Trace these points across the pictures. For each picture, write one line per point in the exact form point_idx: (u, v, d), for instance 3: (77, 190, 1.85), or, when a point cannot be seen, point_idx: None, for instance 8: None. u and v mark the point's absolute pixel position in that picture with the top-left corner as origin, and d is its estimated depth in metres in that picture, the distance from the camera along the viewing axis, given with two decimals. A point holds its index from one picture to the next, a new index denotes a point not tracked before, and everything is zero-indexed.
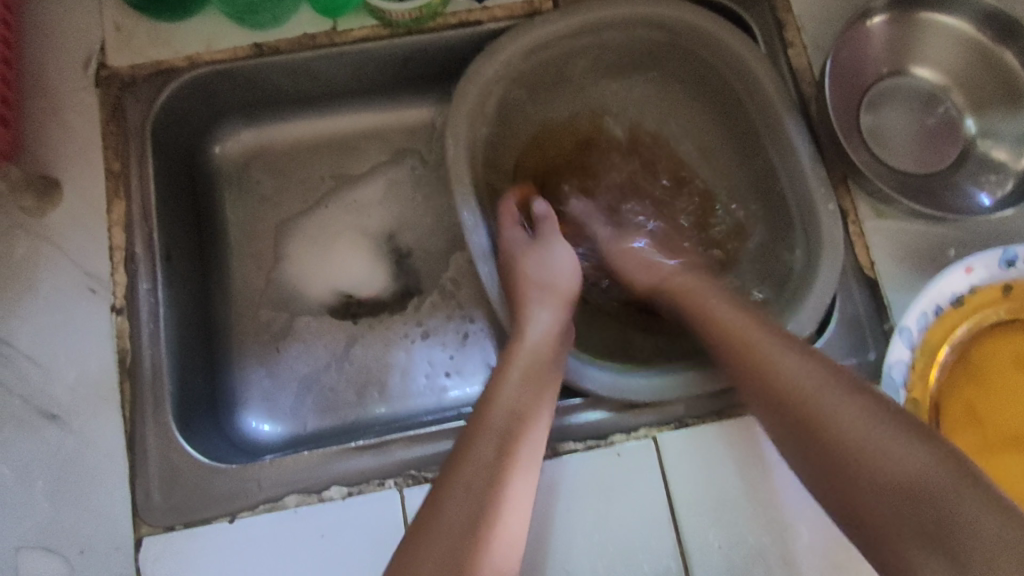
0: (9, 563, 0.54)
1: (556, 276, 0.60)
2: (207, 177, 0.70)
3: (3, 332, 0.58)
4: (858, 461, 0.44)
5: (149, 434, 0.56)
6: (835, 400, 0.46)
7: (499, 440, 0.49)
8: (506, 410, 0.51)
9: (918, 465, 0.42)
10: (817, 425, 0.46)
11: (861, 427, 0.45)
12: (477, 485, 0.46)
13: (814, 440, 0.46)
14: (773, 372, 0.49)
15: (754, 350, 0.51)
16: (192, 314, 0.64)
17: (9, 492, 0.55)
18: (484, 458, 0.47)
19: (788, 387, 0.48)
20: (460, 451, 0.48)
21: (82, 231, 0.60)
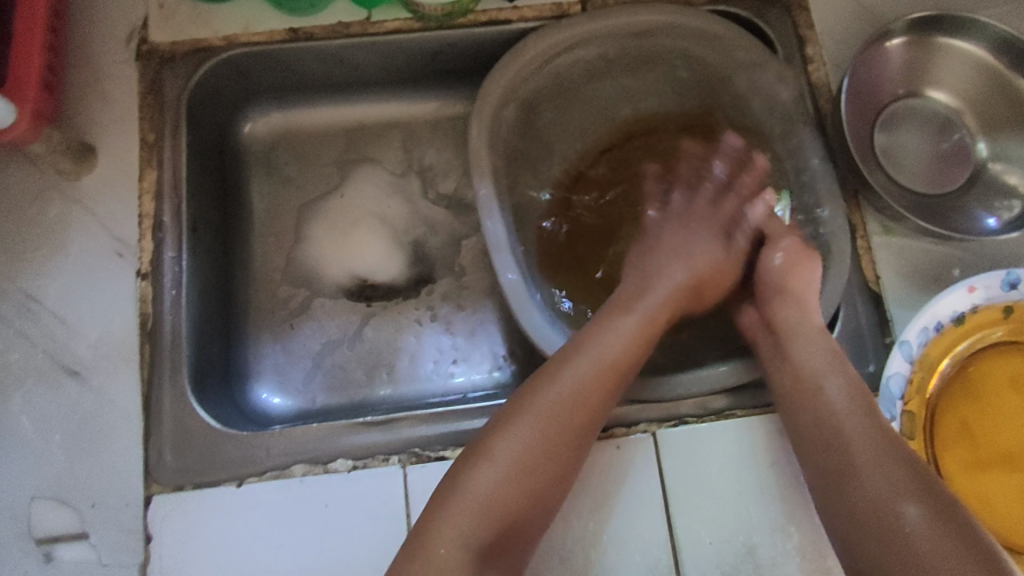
0: (23, 511, 0.56)
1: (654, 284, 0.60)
2: (237, 155, 0.72)
3: (32, 289, 0.60)
4: (865, 478, 0.48)
5: (165, 396, 0.58)
6: (864, 422, 0.50)
7: (549, 430, 0.50)
8: (572, 391, 0.52)
9: (883, 482, 0.47)
10: (840, 439, 0.50)
11: (878, 450, 0.49)
12: (512, 467, 0.49)
13: (828, 448, 0.51)
14: (820, 387, 0.53)
15: (810, 360, 0.54)
16: (214, 285, 0.66)
17: (28, 443, 0.57)
18: (532, 434, 0.50)
19: (825, 406, 0.52)
20: (507, 424, 0.51)
21: (114, 197, 0.62)
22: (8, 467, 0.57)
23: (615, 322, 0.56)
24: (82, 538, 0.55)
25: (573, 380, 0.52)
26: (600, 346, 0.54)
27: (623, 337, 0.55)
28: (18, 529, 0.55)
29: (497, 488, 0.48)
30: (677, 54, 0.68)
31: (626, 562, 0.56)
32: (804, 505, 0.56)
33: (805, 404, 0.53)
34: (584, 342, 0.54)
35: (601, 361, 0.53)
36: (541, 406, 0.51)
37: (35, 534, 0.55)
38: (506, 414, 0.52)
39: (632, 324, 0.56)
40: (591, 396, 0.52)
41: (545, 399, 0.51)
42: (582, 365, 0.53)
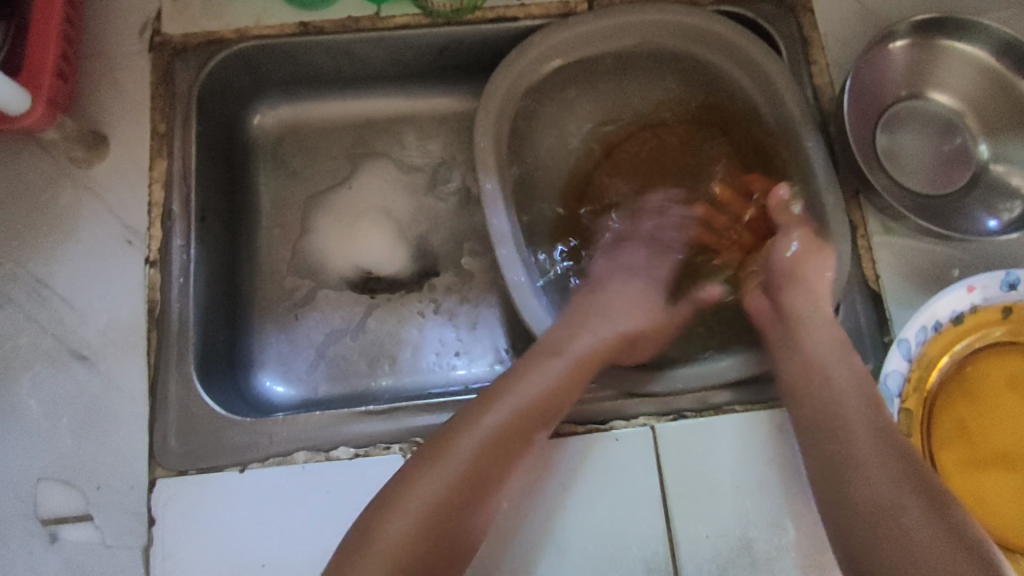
0: (29, 492, 0.57)
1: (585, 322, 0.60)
2: (245, 147, 0.73)
3: (43, 274, 0.61)
4: (868, 472, 0.48)
5: (171, 381, 0.59)
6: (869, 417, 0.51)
7: (463, 480, 0.50)
8: (489, 435, 0.52)
9: (879, 475, 0.48)
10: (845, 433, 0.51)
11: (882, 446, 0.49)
12: (423, 518, 0.49)
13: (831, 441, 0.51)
14: (825, 383, 0.54)
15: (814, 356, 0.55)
16: (221, 274, 0.67)
17: (36, 425, 0.58)
18: (441, 486, 0.50)
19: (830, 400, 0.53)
20: (416, 474, 0.51)
21: (125, 185, 0.63)
22: (16, 448, 0.57)
23: (541, 364, 0.56)
24: (86, 520, 0.56)
25: (489, 422, 0.52)
26: (521, 390, 0.54)
27: (546, 380, 0.55)
28: (24, 510, 0.56)
29: (405, 541, 0.48)
30: (682, 53, 0.69)
31: (623, 554, 0.56)
32: (801, 501, 0.57)
33: (806, 397, 0.54)
34: (509, 385, 0.54)
35: (518, 410, 0.53)
36: (457, 449, 0.51)
37: (41, 514, 0.56)
38: (415, 463, 0.51)
39: (557, 365, 0.56)
40: (508, 440, 0.52)
41: (456, 450, 0.51)
42: (496, 414, 0.53)
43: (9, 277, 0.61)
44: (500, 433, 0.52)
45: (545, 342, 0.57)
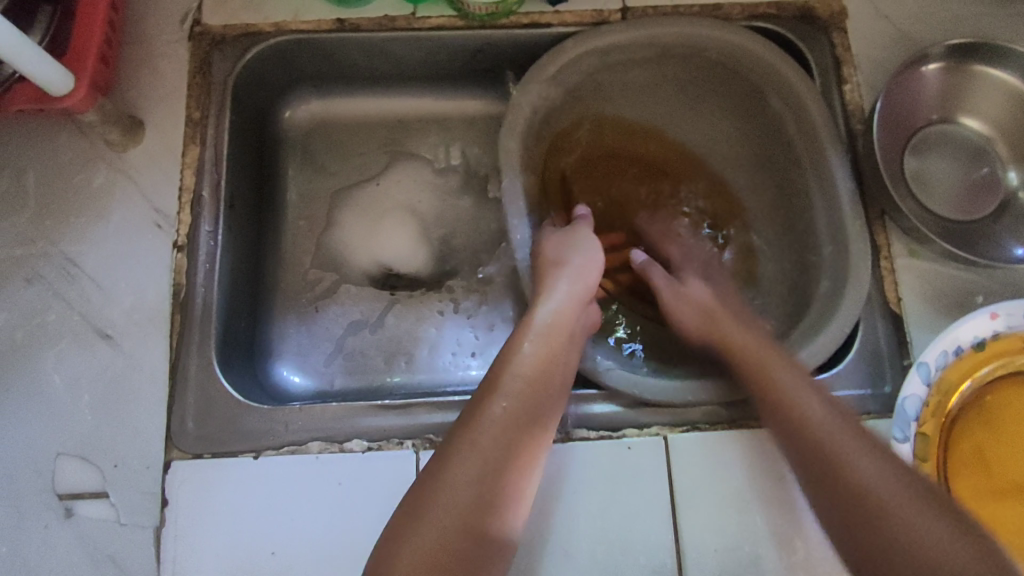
0: (48, 466, 0.58)
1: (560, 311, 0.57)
2: (276, 139, 0.74)
3: (74, 253, 0.62)
4: (848, 483, 0.46)
5: (192, 364, 0.60)
6: (838, 428, 0.50)
7: (486, 467, 0.48)
8: (491, 432, 0.49)
9: (907, 518, 0.43)
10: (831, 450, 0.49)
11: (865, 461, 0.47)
12: (455, 511, 0.46)
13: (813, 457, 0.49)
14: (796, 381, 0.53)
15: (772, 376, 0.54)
16: (245, 263, 0.68)
17: (59, 401, 0.59)
18: (466, 478, 0.47)
19: (803, 409, 0.52)
20: (437, 471, 0.48)
21: (157, 170, 0.64)
22: (38, 422, 0.59)
23: (510, 358, 0.54)
24: (101, 497, 0.57)
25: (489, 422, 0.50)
26: (506, 386, 0.52)
27: (531, 369, 0.53)
28: (42, 483, 0.57)
29: (437, 537, 0.44)
30: (714, 68, 0.69)
31: (628, 562, 0.56)
32: (810, 521, 0.57)
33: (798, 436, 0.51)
34: (496, 383, 0.52)
35: (524, 390, 0.52)
36: (461, 456, 0.48)
37: (58, 489, 0.57)
38: (434, 466, 0.49)
39: (537, 348, 0.54)
40: (513, 434, 0.50)
41: (471, 441, 0.49)
42: (503, 397, 0.51)
43: (41, 254, 0.62)
44: (512, 416, 0.50)
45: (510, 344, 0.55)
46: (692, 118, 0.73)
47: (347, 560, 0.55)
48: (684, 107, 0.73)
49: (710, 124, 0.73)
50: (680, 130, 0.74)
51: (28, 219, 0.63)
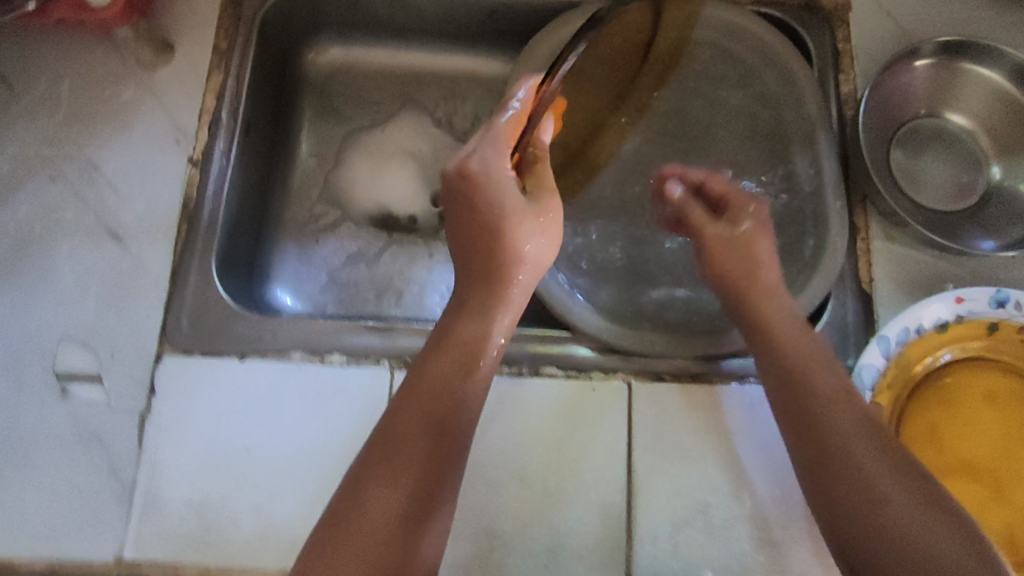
0: (50, 348, 0.62)
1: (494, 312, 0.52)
2: (297, 79, 0.79)
3: (97, 159, 0.67)
4: (849, 459, 0.47)
5: (193, 270, 0.64)
6: (831, 390, 0.51)
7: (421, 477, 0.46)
8: (419, 441, 0.47)
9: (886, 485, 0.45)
10: (816, 421, 0.50)
11: (870, 458, 0.47)
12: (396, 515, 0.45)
13: (806, 446, 0.50)
14: (821, 367, 0.53)
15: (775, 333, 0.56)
16: (254, 188, 0.72)
17: (68, 289, 0.63)
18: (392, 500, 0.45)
19: (792, 370, 0.53)
20: (361, 480, 0.45)
21: (182, 91, 0.69)
22: (46, 308, 0.63)
23: (434, 362, 0.50)
24: (94, 381, 0.61)
25: (409, 428, 0.47)
26: (424, 395, 0.49)
27: (451, 380, 0.49)
28: (42, 362, 0.61)
29: (387, 536, 0.44)
30: (716, 48, 0.72)
31: (579, 493, 0.59)
32: (758, 476, 0.59)
33: (787, 394, 0.53)
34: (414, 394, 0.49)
35: (441, 399, 0.49)
36: (379, 468, 0.46)
37: (57, 369, 0.61)
38: (357, 475, 0.46)
39: (457, 355, 0.50)
40: (440, 445, 0.47)
41: (401, 454, 0.46)
42: (416, 409, 0.48)
43: (65, 155, 0.67)
44: (425, 431, 0.47)
45: (434, 338, 0.52)
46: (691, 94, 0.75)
47: (314, 464, 0.58)
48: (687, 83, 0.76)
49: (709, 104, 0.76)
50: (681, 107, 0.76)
51: (59, 123, 0.67)
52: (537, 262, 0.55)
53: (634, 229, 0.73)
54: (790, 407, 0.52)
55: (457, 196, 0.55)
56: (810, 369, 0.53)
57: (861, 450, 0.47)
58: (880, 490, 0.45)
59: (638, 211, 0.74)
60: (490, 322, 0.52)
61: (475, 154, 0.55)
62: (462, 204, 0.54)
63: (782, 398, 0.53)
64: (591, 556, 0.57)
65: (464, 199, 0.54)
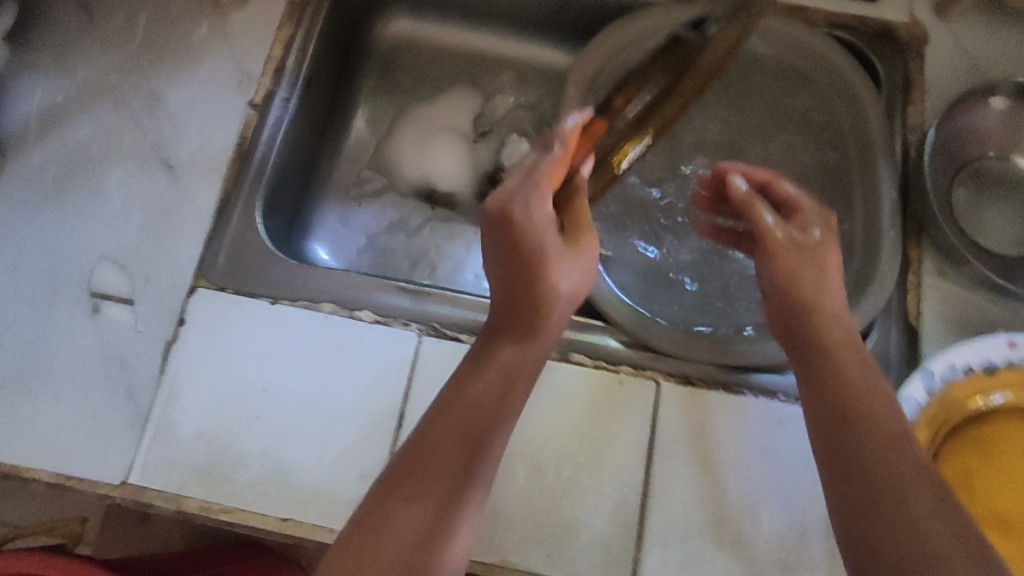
0: (88, 265, 0.61)
1: (523, 335, 0.50)
2: (364, 45, 0.79)
3: (159, 90, 0.67)
4: (896, 515, 0.43)
5: (238, 210, 0.64)
6: (883, 436, 0.46)
7: (441, 489, 0.45)
8: (443, 453, 0.46)
9: (935, 545, 0.41)
10: (861, 472, 0.45)
11: (923, 515, 0.42)
12: (411, 526, 0.43)
13: (849, 494, 0.45)
14: (881, 411, 0.48)
15: (829, 371, 0.50)
16: (307, 142, 0.72)
17: (113, 210, 0.63)
18: (410, 513, 0.44)
19: (844, 411, 0.48)
20: (382, 489, 0.45)
21: (252, 36, 0.69)
22: (90, 225, 0.62)
23: (461, 381, 0.49)
24: (127, 303, 0.60)
25: (433, 443, 0.46)
26: (450, 410, 0.48)
27: (479, 395, 0.48)
28: (75, 280, 0.61)
29: (401, 547, 0.43)
30: (792, 71, 0.73)
31: (592, 486, 0.57)
32: (780, 496, 0.57)
33: (832, 439, 0.48)
34: (440, 409, 0.48)
35: (466, 414, 0.47)
36: (400, 480, 0.45)
37: (91, 285, 0.61)
38: (379, 485, 0.46)
39: (487, 375, 0.49)
40: (462, 458, 0.46)
41: (421, 466, 0.46)
42: (441, 425, 0.47)
43: (132, 85, 0.67)
44: (446, 444, 0.46)
45: (473, 358, 0.51)
46: (755, 110, 0.76)
47: (329, 417, 0.57)
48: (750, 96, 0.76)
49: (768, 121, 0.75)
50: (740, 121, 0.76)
51: (130, 54, 0.68)
52: (574, 296, 0.52)
53: (679, 233, 0.72)
54: (834, 453, 0.47)
55: (492, 230, 0.51)
56: (867, 411, 0.48)
57: (913, 506, 0.43)
58: (927, 547, 0.41)
59: (685, 217, 0.73)
60: (530, 344, 0.50)
61: (516, 195, 0.50)
62: (500, 246, 0.50)
63: (826, 443, 0.48)
64: (597, 552, 0.55)
65: (502, 241, 0.50)
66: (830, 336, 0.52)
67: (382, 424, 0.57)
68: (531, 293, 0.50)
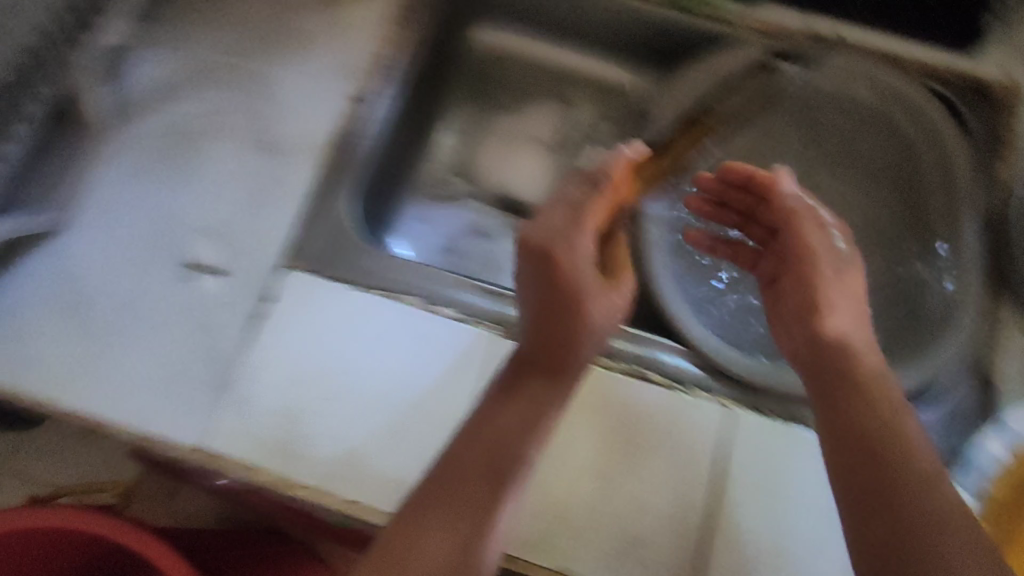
0: (182, 235, 0.63)
1: (559, 360, 0.53)
2: (457, 51, 0.80)
3: (262, 71, 0.68)
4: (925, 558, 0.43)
5: (333, 197, 0.65)
6: (914, 479, 0.46)
7: (472, 512, 0.47)
8: (473, 478, 0.48)
9: None
10: (890, 513, 0.46)
11: (954, 558, 0.43)
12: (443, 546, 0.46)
13: (878, 539, 0.45)
14: (913, 454, 0.47)
15: (860, 406, 0.50)
16: (399, 139, 0.74)
17: (209, 185, 0.64)
18: (441, 533, 0.46)
19: (873, 449, 0.48)
20: (410, 508, 0.47)
21: (357, 28, 0.70)
22: (189, 196, 0.64)
23: (497, 406, 0.51)
24: (219, 275, 0.62)
25: (465, 467, 0.48)
26: (483, 435, 0.50)
27: (511, 422, 0.50)
28: (173, 248, 0.62)
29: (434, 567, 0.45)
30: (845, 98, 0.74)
31: (660, 490, 0.56)
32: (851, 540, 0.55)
33: (857, 476, 0.48)
34: (474, 433, 0.50)
35: (498, 439, 0.50)
36: (430, 501, 0.47)
37: (186, 256, 0.62)
38: (409, 502, 0.48)
39: (520, 401, 0.51)
40: (493, 481, 0.48)
41: (451, 489, 0.48)
42: (475, 448, 0.49)
43: (239, 66, 0.68)
44: (479, 467, 0.49)
45: (505, 383, 0.53)
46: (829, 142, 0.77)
47: (402, 408, 0.58)
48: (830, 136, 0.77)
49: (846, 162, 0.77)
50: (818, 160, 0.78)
51: (240, 36, 0.69)
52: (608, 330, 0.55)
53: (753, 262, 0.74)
54: (861, 492, 0.47)
55: (533, 264, 0.53)
56: (900, 451, 0.48)
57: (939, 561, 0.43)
58: None
59: None
60: (569, 370, 0.53)
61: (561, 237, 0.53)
62: (541, 281, 0.53)
63: (849, 479, 0.48)
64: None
65: (543, 277, 0.53)
66: (865, 370, 0.52)
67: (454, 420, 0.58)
68: (568, 319, 0.53)
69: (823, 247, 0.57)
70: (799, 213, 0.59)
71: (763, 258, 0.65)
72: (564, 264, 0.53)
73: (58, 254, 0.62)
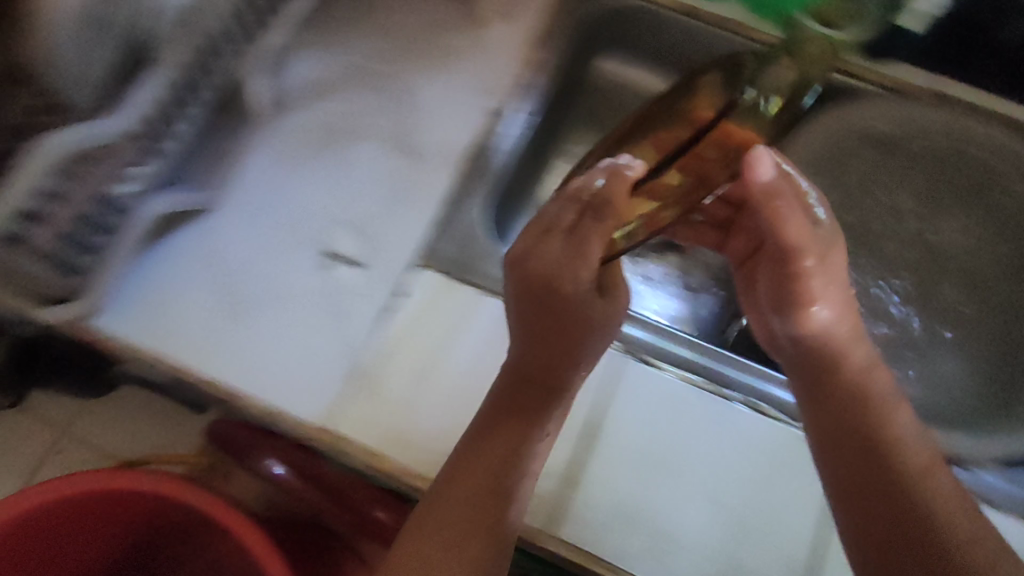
0: (324, 226, 0.66)
1: (566, 386, 0.55)
2: (582, 81, 0.85)
3: (410, 81, 0.72)
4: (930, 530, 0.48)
5: (473, 206, 0.70)
6: (912, 464, 0.51)
7: (483, 514, 0.50)
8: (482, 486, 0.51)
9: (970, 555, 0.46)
10: (895, 498, 0.50)
11: (958, 527, 0.48)
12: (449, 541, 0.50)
13: (885, 521, 0.50)
14: (897, 443, 0.52)
15: (846, 394, 0.56)
16: (526, 158, 0.78)
17: (353, 180, 0.68)
18: (450, 531, 0.50)
19: (872, 436, 0.53)
20: (426, 505, 0.52)
21: (499, 52, 0.74)
22: (334, 190, 0.68)
23: (489, 421, 0.53)
24: (357, 265, 0.65)
25: (469, 470, 0.51)
26: (485, 445, 0.52)
27: (508, 438, 0.52)
28: (314, 237, 0.66)
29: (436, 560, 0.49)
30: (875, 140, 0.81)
31: (743, 498, 0.59)
32: None
33: (858, 464, 0.52)
34: (471, 442, 0.52)
35: (504, 452, 0.52)
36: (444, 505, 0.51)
37: (325, 245, 0.66)
38: (426, 499, 0.52)
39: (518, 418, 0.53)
40: (496, 487, 0.51)
41: (460, 491, 0.51)
42: (478, 458, 0.52)
43: (392, 74, 0.72)
44: (478, 470, 0.51)
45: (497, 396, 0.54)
46: (875, 187, 0.84)
47: None
48: (924, 179, 0.83)
49: (947, 198, 0.82)
50: (919, 198, 0.83)
51: (390, 47, 0.73)
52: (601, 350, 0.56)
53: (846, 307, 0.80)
54: (861, 479, 0.52)
55: (520, 284, 0.54)
56: (899, 437, 0.53)
57: (924, 551, 0.47)
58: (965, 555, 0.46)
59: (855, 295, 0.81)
60: (568, 381, 0.55)
61: (565, 270, 0.53)
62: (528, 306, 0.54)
63: (849, 468, 0.53)
64: None
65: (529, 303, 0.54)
66: (850, 366, 0.56)
67: (574, 427, 0.60)
68: (567, 341, 0.54)
69: (791, 237, 0.57)
70: (774, 195, 0.55)
71: (730, 238, 0.69)
72: (563, 291, 0.53)
73: (206, 231, 0.65)
